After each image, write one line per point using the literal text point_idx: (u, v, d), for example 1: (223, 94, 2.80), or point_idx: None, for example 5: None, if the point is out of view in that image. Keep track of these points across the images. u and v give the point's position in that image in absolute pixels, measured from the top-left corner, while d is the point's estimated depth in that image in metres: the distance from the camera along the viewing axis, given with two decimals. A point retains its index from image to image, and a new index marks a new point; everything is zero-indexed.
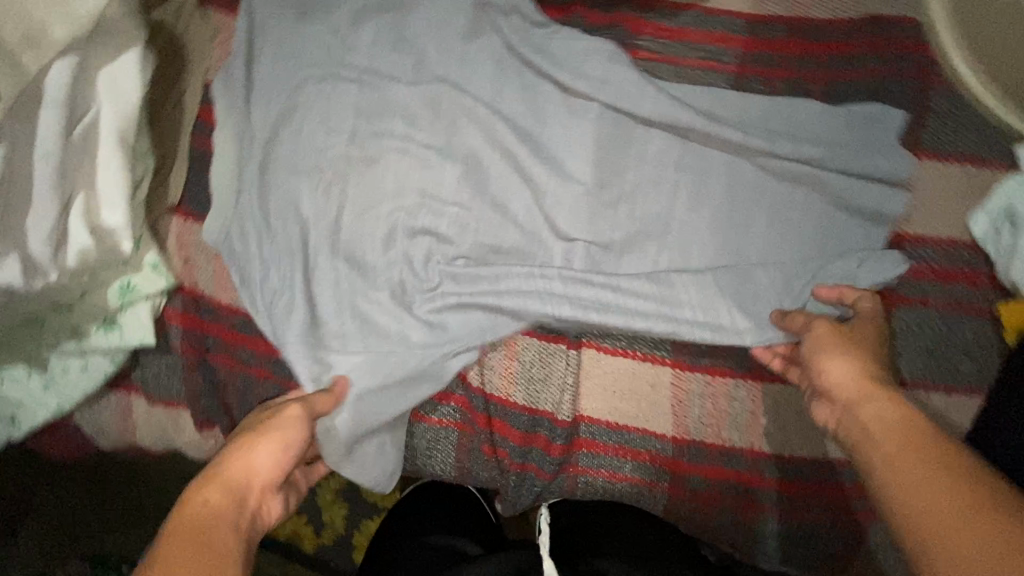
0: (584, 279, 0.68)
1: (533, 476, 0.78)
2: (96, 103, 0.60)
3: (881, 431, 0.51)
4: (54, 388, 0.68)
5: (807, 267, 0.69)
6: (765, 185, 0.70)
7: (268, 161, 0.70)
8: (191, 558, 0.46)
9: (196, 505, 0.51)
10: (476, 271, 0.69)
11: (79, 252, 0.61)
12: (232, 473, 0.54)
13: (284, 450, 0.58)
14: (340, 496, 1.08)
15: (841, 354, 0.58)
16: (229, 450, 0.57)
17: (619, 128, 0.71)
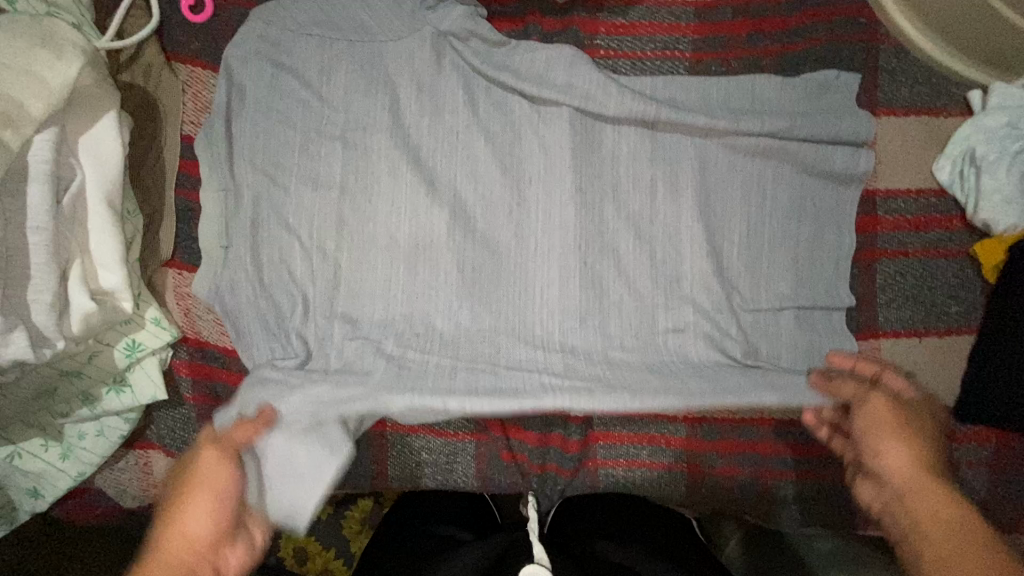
0: (586, 371, 0.71)
1: (555, 475, 0.81)
2: (80, 172, 0.62)
3: (942, 534, 0.46)
4: (73, 454, 0.70)
5: (785, 239, 0.72)
6: (736, 163, 0.73)
7: (260, 212, 0.73)
8: None
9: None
10: (484, 296, 0.74)
11: (82, 319, 0.61)
12: (174, 554, 0.48)
13: (226, 515, 0.52)
14: (366, 525, 1.10)
15: (897, 438, 0.54)
16: (160, 531, 0.50)
17: (588, 132, 0.75)
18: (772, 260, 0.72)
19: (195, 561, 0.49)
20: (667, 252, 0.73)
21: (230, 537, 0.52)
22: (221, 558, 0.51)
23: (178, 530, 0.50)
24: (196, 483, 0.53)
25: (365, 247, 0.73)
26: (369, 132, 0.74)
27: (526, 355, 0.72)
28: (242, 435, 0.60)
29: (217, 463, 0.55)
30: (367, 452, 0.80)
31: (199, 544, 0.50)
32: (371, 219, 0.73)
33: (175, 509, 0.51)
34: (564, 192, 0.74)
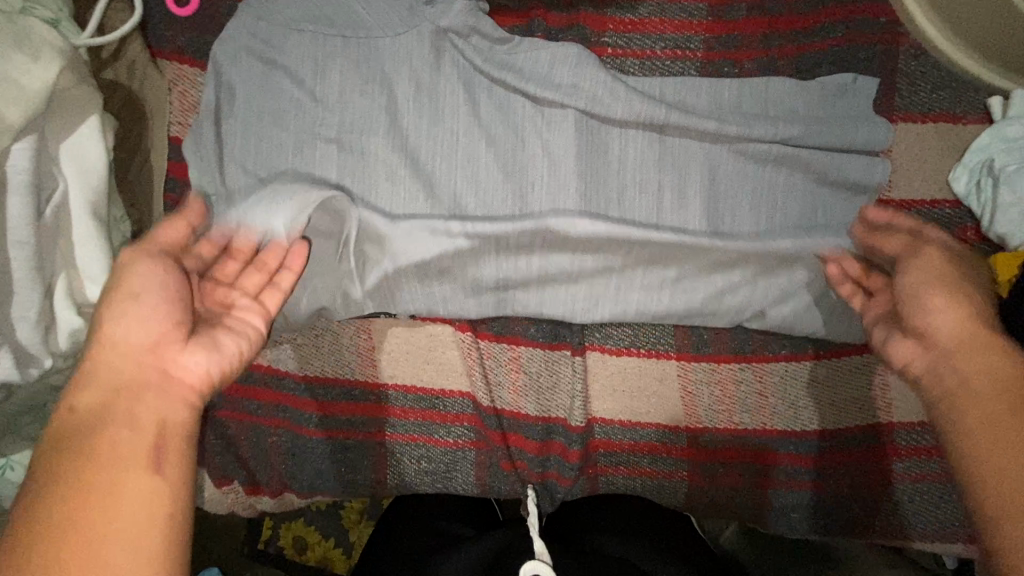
0: (597, 207, 0.71)
1: (555, 483, 0.79)
2: (62, 181, 0.59)
3: (977, 379, 0.50)
4: None
5: (798, 249, 0.70)
6: (747, 170, 0.70)
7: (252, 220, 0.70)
8: (77, 460, 0.45)
9: (77, 408, 0.48)
10: (504, 175, 0.72)
11: (69, 334, 0.59)
12: (115, 364, 0.51)
13: (156, 323, 0.53)
14: (365, 515, 1.10)
15: (943, 293, 0.56)
16: (94, 339, 0.53)
17: (595, 135, 0.72)
18: (782, 270, 0.70)
19: (135, 370, 0.51)
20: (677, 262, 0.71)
21: (176, 343, 0.53)
22: (168, 363, 0.52)
23: (108, 340, 0.52)
24: (123, 289, 0.54)
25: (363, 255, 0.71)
26: (366, 135, 0.71)
27: (546, 193, 0.71)
28: (171, 237, 0.61)
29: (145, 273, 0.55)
30: (365, 462, 0.78)
31: (146, 351, 0.52)
32: (373, 225, 0.70)
33: (105, 318, 0.53)
34: (570, 195, 0.71)
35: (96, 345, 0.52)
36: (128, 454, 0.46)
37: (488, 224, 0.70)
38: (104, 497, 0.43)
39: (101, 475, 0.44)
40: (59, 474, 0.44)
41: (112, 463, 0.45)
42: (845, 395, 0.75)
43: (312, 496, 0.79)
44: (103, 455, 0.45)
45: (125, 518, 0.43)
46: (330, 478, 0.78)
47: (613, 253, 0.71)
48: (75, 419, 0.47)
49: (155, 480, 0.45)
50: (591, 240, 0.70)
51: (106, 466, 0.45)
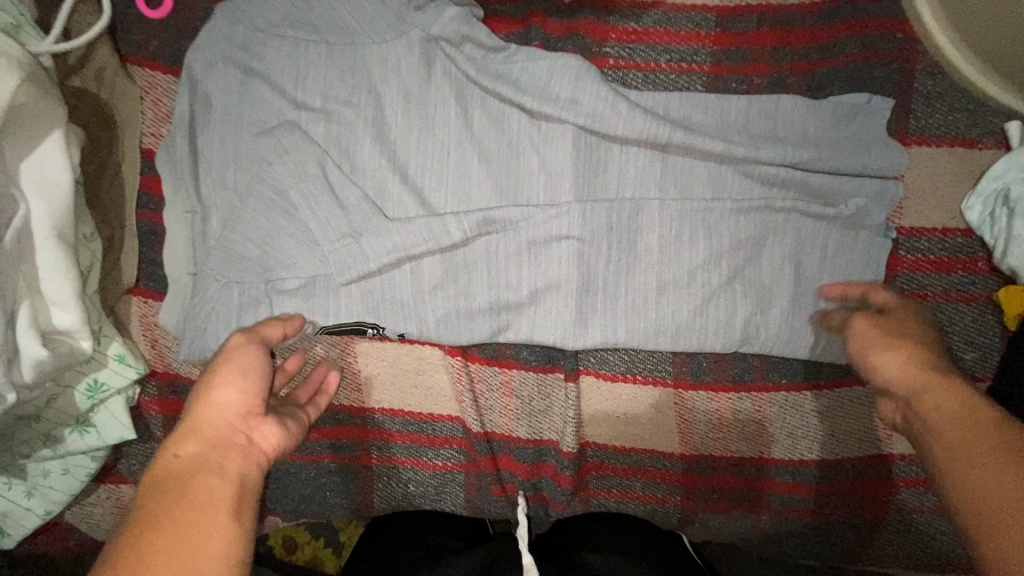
0: (595, 205, 0.67)
1: (547, 505, 0.78)
2: (24, 202, 0.56)
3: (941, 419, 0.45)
4: (39, 493, 0.66)
5: (803, 278, 0.67)
6: (752, 193, 0.67)
7: (227, 240, 0.65)
8: (171, 518, 0.40)
9: (172, 464, 0.44)
10: (499, 181, 0.68)
11: (34, 365, 0.56)
12: (210, 425, 0.48)
13: (249, 390, 0.51)
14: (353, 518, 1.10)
15: (888, 348, 0.53)
16: (190, 403, 0.50)
17: (594, 153, 0.68)
18: (787, 299, 0.67)
19: (229, 431, 0.48)
20: (680, 289, 0.68)
21: (259, 412, 0.51)
22: (256, 431, 0.49)
23: (203, 405, 0.49)
24: (225, 359, 0.52)
25: (342, 277, 0.66)
26: (350, 152, 0.67)
27: (551, 181, 0.68)
28: (272, 330, 0.58)
29: (239, 345, 0.54)
30: (351, 485, 0.76)
31: (236, 417, 0.49)
32: (360, 249, 0.66)
33: (202, 385, 0.50)
34: (568, 216, 0.68)
35: (193, 410, 0.49)
36: (215, 505, 0.42)
37: (480, 224, 0.66)
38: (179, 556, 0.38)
39: (181, 530, 0.40)
40: (139, 530, 0.40)
41: (195, 519, 0.41)
42: (845, 425, 0.73)
43: (297, 519, 0.77)
44: (195, 510, 0.41)
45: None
46: (315, 501, 0.76)
47: (616, 249, 0.68)
48: (168, 475, 0.43)
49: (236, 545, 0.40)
50: (584, 234, 0.67)
51: (196, 515, 0.41)
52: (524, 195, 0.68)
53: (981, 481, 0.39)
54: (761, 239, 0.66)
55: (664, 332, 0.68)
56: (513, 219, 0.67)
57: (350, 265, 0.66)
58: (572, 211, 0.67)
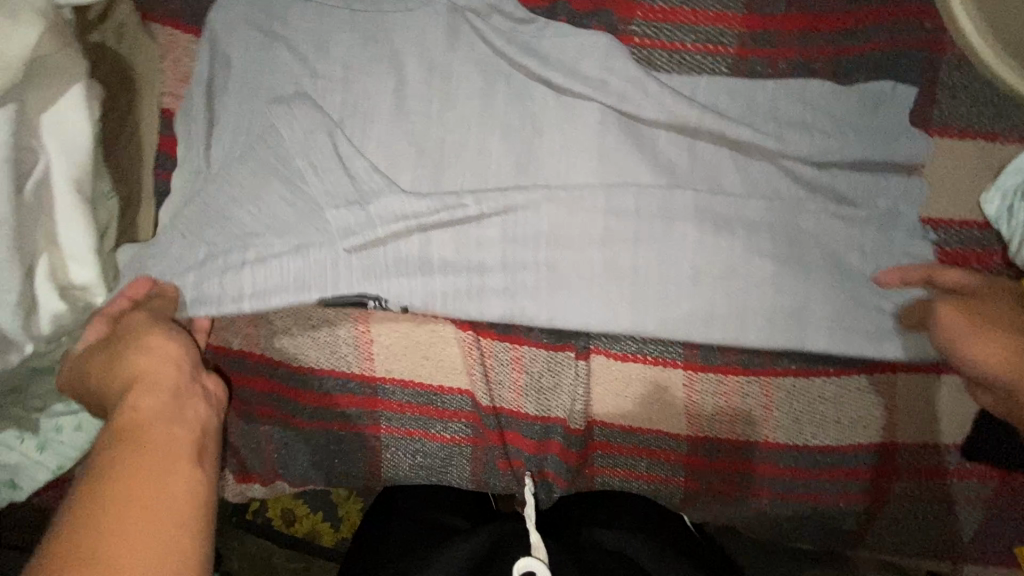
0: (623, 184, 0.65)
1: (551, 482, 0.78)
2: (44, 153, 0.55)
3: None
4: (50, 448, 0.66)
5: (827, 261, 0.64)
6: (783, 180, 0.65)
7: (246, 206, 0.64)
8: (139, 454, 0.46)
9: (126, 413, 0.50)
10: (524, 156, 0.66)
11: (52, 318, 0.56)
12: (157, 376, 0.53)
13: (184, 352, 0.57)
14: (352, 493, 1.12)
15: (989, 345, 0.57)
16: (117, 364, 0.54)
17: (624, 129, 0.66)
18: (807, 295, 0.64)
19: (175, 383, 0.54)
20: (707, 279, 0.65)
21: (203, 368, 0.58)
22: (200, 386, 0.56)
23: (139, 363, 0.54)
24: (148, 325, 0.57)
25: (346, 245, 0.65)
26: (367, 125, 0.66)
27: (576, 155, 0.65)
28: (161, 305, 0.62)
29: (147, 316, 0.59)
30: (359, 455, 0.76)
31: (182, 373, 0.55)
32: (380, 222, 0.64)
33: (131, 348, 0.55)
34: (595, 204, 0.66)
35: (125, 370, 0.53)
36: (178, 446, 0.48)
37: (507, 196, 0.65)
38: (149, 486, 0.44)
39: (146, 461, 0.46)
40: (106, 471, 0.44)
41: (158, 456, 0.46)
42: (852, 413, 0.73)
43: (304, 485, 0.78)
44: (154, 450, 0.47)
45: (173, 505, 0.44)
46: (324, 468, 0.77)
47: (644, 231, 0.65)
48: (127, 423, 0.49)
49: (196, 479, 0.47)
50: (606, 214, 0.65)
51: (157, 449, 0.47)
52: (549, 171, 0.66)
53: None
54: (793, 228, 0.64)
55: (690, 324, 0.65)
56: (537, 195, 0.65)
57: (368, 237, 0.65)
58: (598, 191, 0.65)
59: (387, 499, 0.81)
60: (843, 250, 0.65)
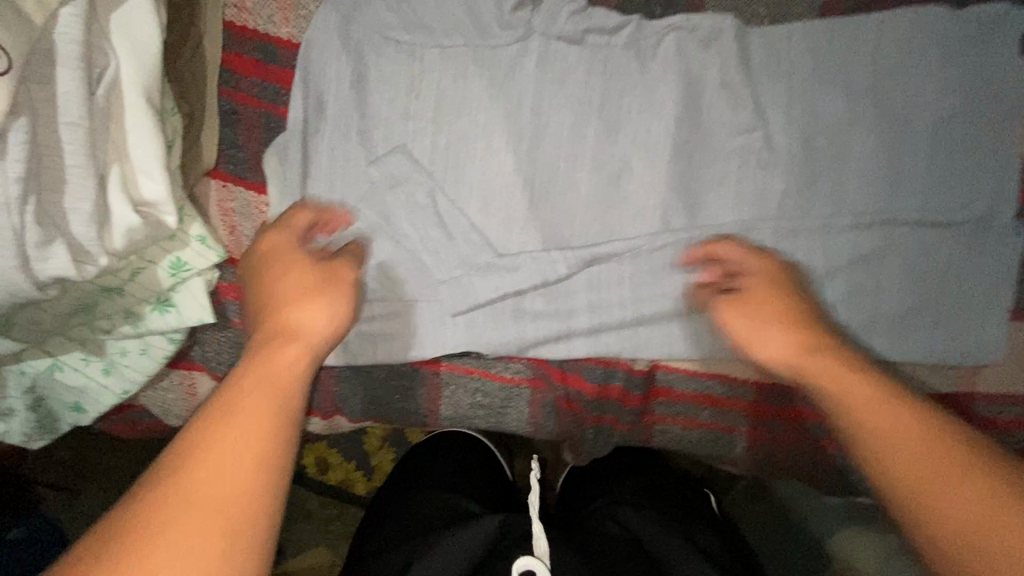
0: (705, 113, 0.64)
1: (610, 427, 0.76)
2: (114, 58, 0.53)
3: (847, 399, 0.51)
4: (115, 372, 0.66)
5: (903, 298, 0.66)
6: (872, 110, 0.64)
7: (331, 126, 0.64)
8: (255, 407, 0.44)
9: (269, 357, 0.49)
10: (607, 83, 0.64)
11: (126, 232, 0.54)
12: (308, 333, 0.53)
13: (339, 315, 0.55)
14: (386, 442, 1.11)
15: (782, 329, 0.57)
16: (279, 304, 0.54)
17: (716, 54, 0.63)
18: (877, 239, 0.66)
19: (320, 345, 0.53)
20: (782, 215, 0.65)
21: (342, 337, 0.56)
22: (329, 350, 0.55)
23: (294, 312, 0.54)
24: (325, 288, 0.56)
25: (451, 307, 0.67)
26: (442, 44, 0.63)
27: (660, 81, 0.63)
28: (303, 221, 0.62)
29: (342, 275, 0.58)
30: (419, 393, 0.75)
31: (325, 337, 0.54)
32: (466, 149, 0.65)
33: (294, 299, 0.55)
34: (678, 141, 0.64)
35: (281, 316, 0.53)
36: (275, 414, 0.45)
37: (596, 123, 0.64)
38: (233, 442, 0.42)
39: (244, 420, 0.43)
40: (221, 407, 0.44)
41: (257, 413, 0.44)
42: (942, 351, 0.68)
43: (362, 421, 0.78)
44: (273, 398, 0.46)
45: (239, 471, 0.41)
46: (381, 405, 0.75)
47: (721, 163, 0.65)
48: (252, 371, 0.48)
49: (276, 457, 0.43)
50: (683, 146, 0.64)
51: (258, 410, 0.44)
52: (632, 99, 0.64)
53: (916, 470, 0.45)
54: (873, 163, 0.65)
55: None
56: (618, 123, 0.64)
57: (450, 166, 0.65)
58: (682, 120, 0.64)
59: (409, 477, 0.82)
60: (922, 185, 0.65)
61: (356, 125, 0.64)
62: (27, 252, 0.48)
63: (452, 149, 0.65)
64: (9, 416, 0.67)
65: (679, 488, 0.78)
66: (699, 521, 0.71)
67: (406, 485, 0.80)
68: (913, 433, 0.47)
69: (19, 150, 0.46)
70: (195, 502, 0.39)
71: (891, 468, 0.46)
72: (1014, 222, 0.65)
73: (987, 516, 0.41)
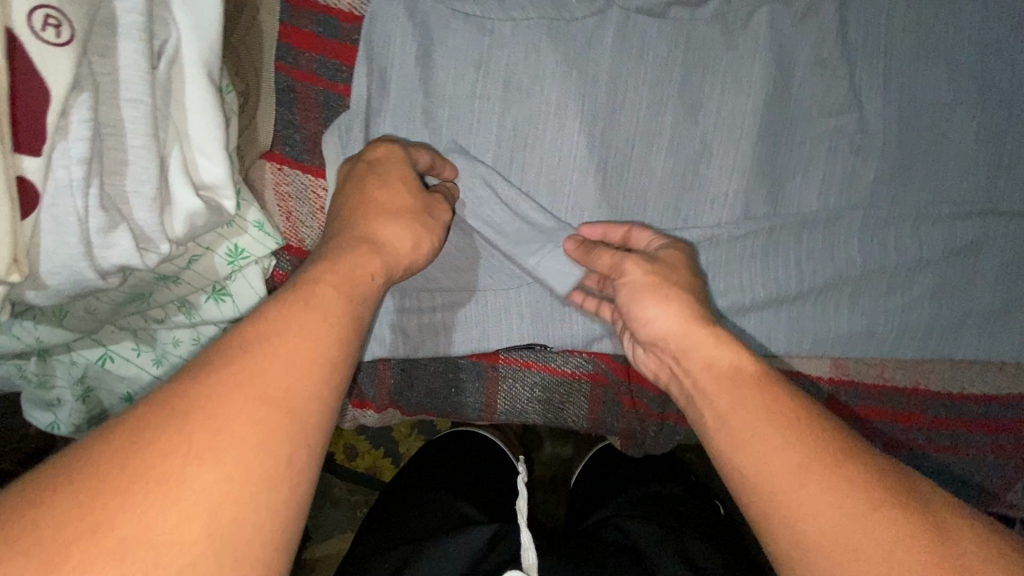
0: (794, 94, 0.60)
1: (674, 425, 0.72)
2: (174, 30, 0.49)
3: (729, 380, 0.44)
4: (167, 363, 0.64)
5: (997, 294, 0.63)
6: (973, 92, 0.59)
7: (393, 105, 0.60)
8: (332, 302, 0.40)
9: (350, 257, 0.45)
10: (689, 59, 0.59)
11: (187, 217, 0.51)
12: (387, 243, 0.49)
13: (420, 244, 0.52)
14: (413, 430, 1.09)
15: (661, 301, 0.50)
16: (362, 210, 0.50)
17: (809, 30, 0.59)
18: (974, 231, 0.61)
19: (393, 257, 0.49)
20: (869, 203, 0.61)
21: (420, 256, 0.52)
22: (404, 267, 0.51)
23: (380, 229, 0.49)
24: (415, 210, 0.52)
25: (514, 299, 0.64)
26: (515, 17, 0.59)
27: (746, 59, 0.59)
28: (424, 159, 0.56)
29: (435, 199, 0.55)
30: (475, 386, 0.72)
31: (403, 262, 0.50)
32: (535, 130, 0.61)
33: (381, 211, 0.50)
34: (760, 123, 0.60)
35: (368, 228, 0.49)
36: (339, 317, 0.39)
37: (676, 104, 0.60)
38: (296, 330, 0.36)
39: (312, 312, 0.38)
40: (296, 293, 0.39)
41: (325, 311, 0.39)
42: None
43: (417, 415, 0.75)
44: (347, 301, 0.41)
45: (304, 358, 0.35)
46: (437, 399, 0.72)
47: (807, 148, 0.61)
48: (326, 273, 0.42)
49: (337, 360, 0.37)
50: (766, 129, 0.60)
51: (325, 306, 0.39)
52: (715, 78, 0.59)
53: (793, 476, 0.38)
54: (973, 149, 0.60)
55: (841, 289, 0.63)
56: (699, 103, 0.60)
57: (517, 148, 0.61)
58: (768, 101, 0.60)
59: (413, 472, 0.79)
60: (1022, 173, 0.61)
61: (421, 104, 0.60)
62: (91, 239, 0.45)
63: (519, 130, 0.61)
64: (57, 407, 0.65)
65: (694, 501, 0.75)
66: (697, 530, 0.68)
67: (409, 479, 0.78)
68: (803, 432, 0.39)
69: (83, 128, 0.43)
70: (257, 384, 0.33)
71: (755, 475, 0.39)
72: None
73: (842, 535, 0.35)
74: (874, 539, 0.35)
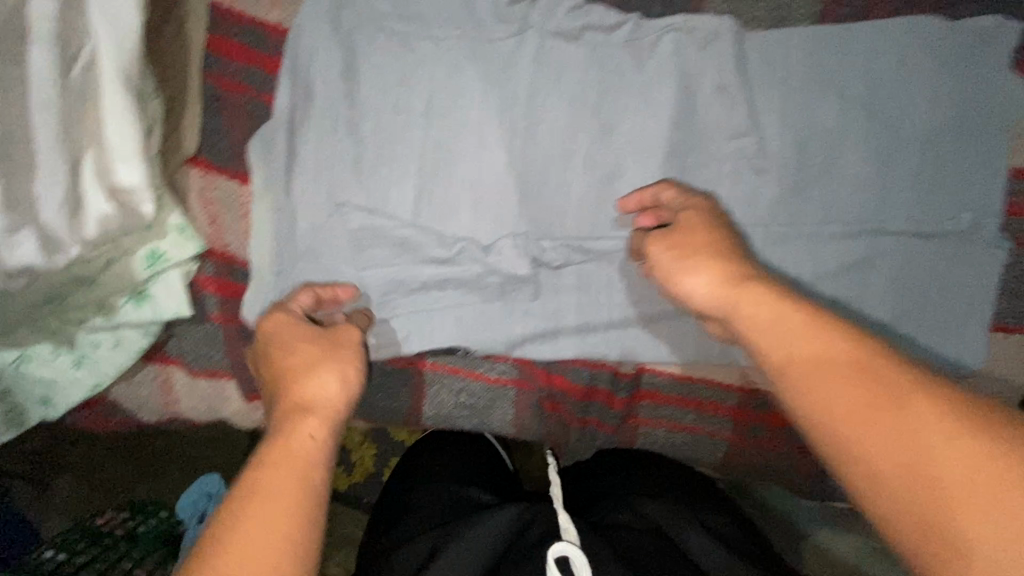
0: (699, 116, 0.64)
1: (595, 430, 0.75)
2: (92, 37, 0.49)
3: (766, 331, 0.42)
4: (87, 365, 0.64)
5: (887, 309, 0.67)
6: (864, 119, 0.64)
7: (317, 116, 0.62)
8: (273, 496, 0.40)
9: (285, 434, 0.44)
10: (603, 81, 0.63)
11: (99, 220, 0.52)
12: (317, 402, 0.47)
13: (349, 377, 0.50)
14: (368, 436, 1.07)
15: (691, 270, 0.52)
16: (290, 380, 0.49)
17: (713, 58, 0.63)
18: (863, 248, 0.66)
19: (330, 408, 0.48)
20: (769, 220, 0.65)
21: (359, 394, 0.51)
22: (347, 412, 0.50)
23: (308, 387, 0.48)
24: (333, 355, 0.51)
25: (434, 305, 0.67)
26: (437, 35, 0.62)
27: (654, 82, 0.63)
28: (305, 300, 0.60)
29: (351, 339, 0.54)
30: (401, 391, 0.74)
31: (343, 406, 0.49)
32: (456, 144, 0.64)
33: (303, 370, 0.49)
34: (668, 142, 0.64)
35: (297, 394, 0.48)
36: (286, 505, 0.39)
37: (589, 122, 0.63)
38: (259, 543, 0.37)
39: (257, 513, 0.38)
40: (242, 496, 0.40)
41: (271, 511, 0.39)
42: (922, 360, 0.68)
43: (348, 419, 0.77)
44: (292, 488, 0.41)
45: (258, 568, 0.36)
46: (366, 403, 0.75)
47: (712, 167, 0.65)
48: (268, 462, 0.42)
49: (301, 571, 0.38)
50: (675, 148, 0.64)
51: (269, 504, 0.39)
52: (625, 100, 0.63)
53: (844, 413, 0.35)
54: (863, 173, 0.65)
55: None
56: (613, 122, 0.63)
57: (439, 159, 0.64)
58: (675, 122, 0.63)
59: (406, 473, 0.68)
60: (908, 196, 0.65)
61: (345, 115, 0.62)
62: None
63: (442, 142, 0.63)
64: None
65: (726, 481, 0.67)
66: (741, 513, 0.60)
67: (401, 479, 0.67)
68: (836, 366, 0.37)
69: None
70: None
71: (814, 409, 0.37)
72: (996, 234, 0.66)
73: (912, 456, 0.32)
74: (952, 460, 0.31)
